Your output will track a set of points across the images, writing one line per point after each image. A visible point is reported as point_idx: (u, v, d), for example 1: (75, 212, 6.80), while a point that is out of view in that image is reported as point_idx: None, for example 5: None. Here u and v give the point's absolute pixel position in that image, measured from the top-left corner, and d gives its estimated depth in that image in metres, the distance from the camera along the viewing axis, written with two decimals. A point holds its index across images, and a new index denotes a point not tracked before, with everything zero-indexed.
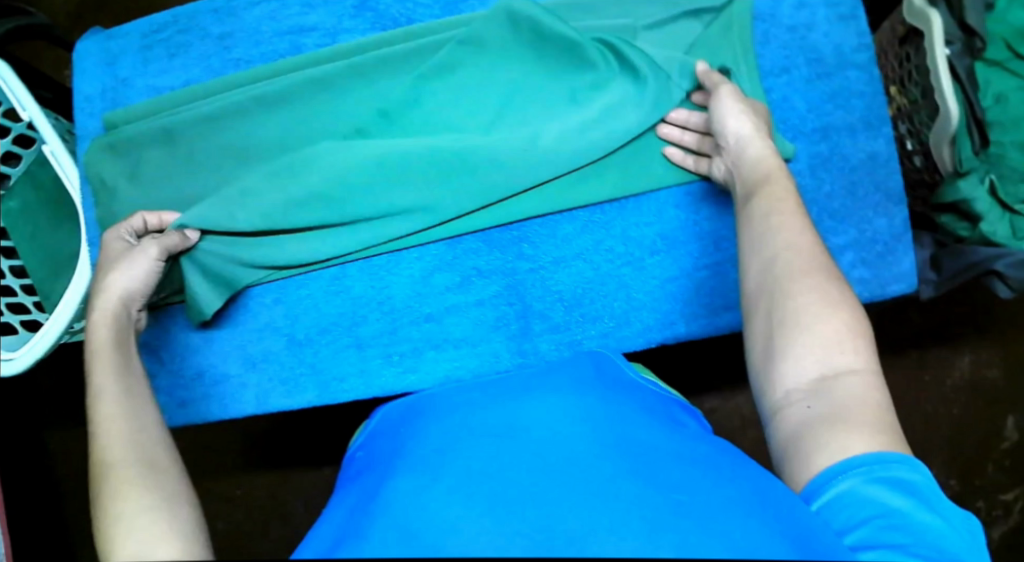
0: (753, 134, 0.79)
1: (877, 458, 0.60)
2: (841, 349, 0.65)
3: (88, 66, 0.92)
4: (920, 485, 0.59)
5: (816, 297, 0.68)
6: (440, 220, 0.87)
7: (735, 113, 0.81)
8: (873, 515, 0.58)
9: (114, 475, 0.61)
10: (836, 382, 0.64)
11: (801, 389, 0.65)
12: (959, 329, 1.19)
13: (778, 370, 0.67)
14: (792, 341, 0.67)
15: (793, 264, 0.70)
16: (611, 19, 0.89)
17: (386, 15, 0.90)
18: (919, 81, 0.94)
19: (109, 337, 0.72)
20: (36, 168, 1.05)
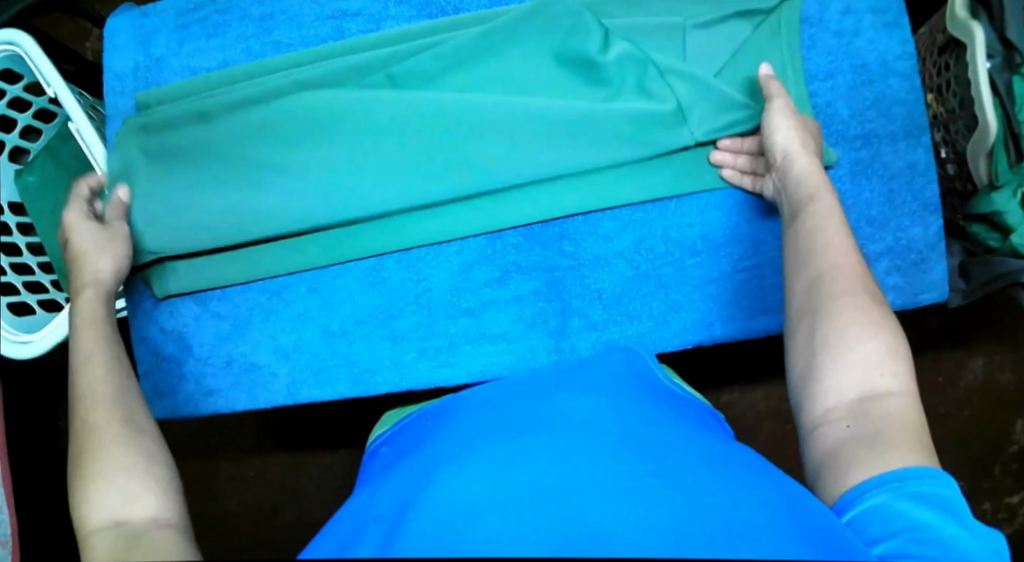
0: (803, 153, 0.78)
1: (909, 473, 0.60)
2: (887, 371, 0.65)
3: (123, 44, 0.91)
4: (950, 500, 0.59)
5: (869, 313, 0.67)
6: (480, 211, 0.86)
7: (787, 130, 0.79)
8: (902, 528, 0.57)
9: (97, 430, 0.66)
10: (876, 402, 0.64)
11: (839, 412, 0.65)
12: (977, 332, 1.19)
13: (819, 388, 0.66)
14: (834, 360, 0.66)
15: (844, 278, 0.70)
16: (660, 17, 0.87)
17: (433, 3, 0.88)
18: (958, 92, 0.94)
19: (99, 311, 0.76)
20: (58, 143, 1.01)
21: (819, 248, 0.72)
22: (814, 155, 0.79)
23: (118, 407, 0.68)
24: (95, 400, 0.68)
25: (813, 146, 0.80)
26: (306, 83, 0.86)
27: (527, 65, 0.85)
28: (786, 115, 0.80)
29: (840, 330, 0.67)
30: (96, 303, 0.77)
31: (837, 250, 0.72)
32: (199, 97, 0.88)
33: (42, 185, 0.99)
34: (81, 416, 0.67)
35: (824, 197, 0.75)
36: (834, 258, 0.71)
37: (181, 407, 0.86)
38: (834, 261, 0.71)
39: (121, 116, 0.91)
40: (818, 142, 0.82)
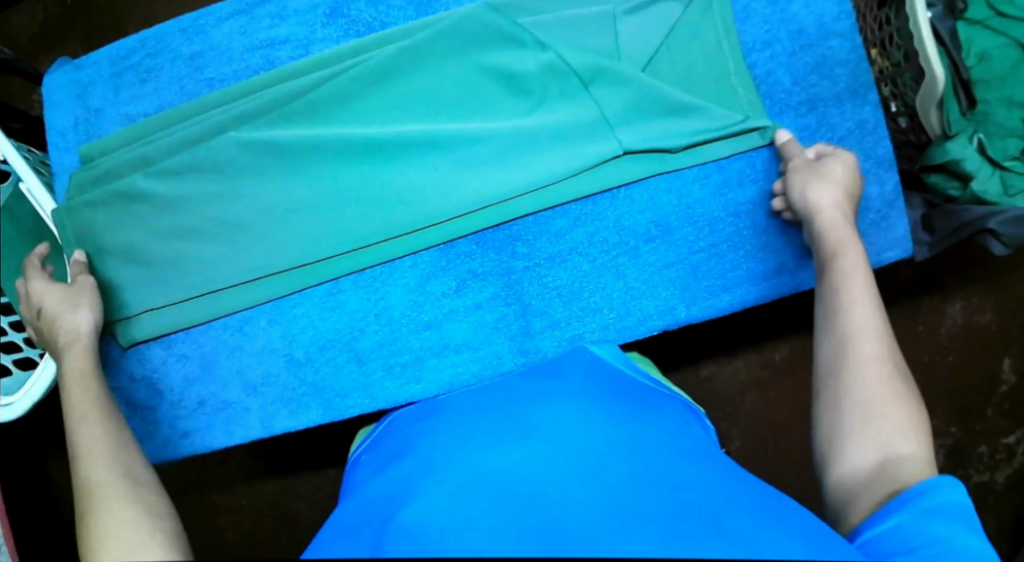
0: (839, 208, 0.79)
1: (927, 491, 0.60)
2: (905, 439, 0.64)
3: (59, 99, 0.91)
4: (967, 514, 0.59)
5: (900, 378, 0.68)
6: (433, 223, 0.85)
7: (827, 174, 0.80)
8: (921, 546, 0.57)
9: (101, 486, 0.66)
10: (898, 466, 0.63)
11: (861, 466, 0.64)
12: (952, 277, 1.18)
13: (841, 450, 0.66)
14: (861, 428, 0.66)
15: (877, 339, 0.70)
16: (589, 8, 0.86)
17: (358, 21, 0.87)
18: (901, 44, 0.93)
19: (86, 366, 0.78)
20: (13, 202, 1.04)
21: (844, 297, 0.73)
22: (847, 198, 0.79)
23: (116, 461, 0.69)
24: (94, 458, 0.69)
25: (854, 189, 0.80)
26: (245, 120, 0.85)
27: (461, 74, 0.85)
28: (827, 161, 0.81)
29: (874, 395, 0.67)
30: (84, 357, 0.79)
31: (862, 300, 0.72)
32: (141, 143, 0.87)
33: (5, 245, 1.02)
34: (84, 475, 0.68)
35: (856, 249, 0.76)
36: (864, 317, 0.71)
37: (159, 454, 0.86)
38: (856, 312, 0.71)
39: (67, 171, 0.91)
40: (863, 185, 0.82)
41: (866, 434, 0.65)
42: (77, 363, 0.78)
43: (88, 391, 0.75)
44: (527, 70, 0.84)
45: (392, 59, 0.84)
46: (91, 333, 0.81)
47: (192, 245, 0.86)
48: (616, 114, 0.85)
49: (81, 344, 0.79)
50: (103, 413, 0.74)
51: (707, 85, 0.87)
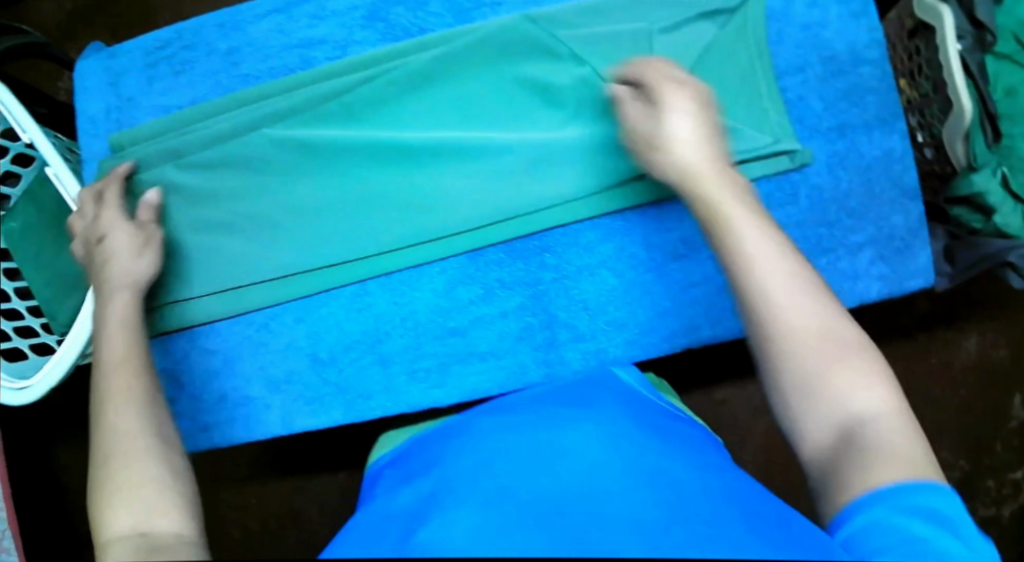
0: (705, 156, 0.73)
1: (906, 485, 0.56)
2: (869, 386, 0.60)
3: (92, 86, 0.91)
4: (947, 510, 0.55)
5: (830, 324, 0.63)
6: (462, 230, 0.85)
7: (673, 130, 0.74)
8: (897, 544, 0.53)
9: (124, 434, 0.67)
10: (860, 428, 0.59)
11: (823, 442, 0.60)
12: (968, 311, 1.18)
13: (800, 410, 0.61)
14: (810, 407, 0.61)
15: (779, 272, 0.65)
16: (626, 24, 0.86)
17: (396, 25, 0.87)
18: (930, 75, 0.94)
19: (128, 317, 0.76)
20: (37, 187, 1.05)
21: (743, 276, 0.66)
22: (704, 140, 0.74)
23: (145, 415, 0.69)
24: (119, 405, 0.69)
25: (709, 126, 0.75)
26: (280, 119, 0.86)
27: (497, 83, 0.85)
28: (664, 114, 0.76)
29: (816, 364, 0.61)
30: (126, 309, 0.77)
31: (755, 252, 0.66)
32: (174, 135, 0.88)
33: (26, 228, 1.04)
34: (108, 418, 0.68)
35: (741, 202, 0.70)
36: (768, 258, 0.65)
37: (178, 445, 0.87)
38: (774, 271, 0.65)
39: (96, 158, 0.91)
40: (712, 108, 0.77)
41: (825, 401, 0.60)
42: (120, 313, 0.77)
43: (122, 339, 0.75)
44: (562, 82, 0.84)
45: (430, 64, 0.85)
46: (139, 282, 0.80)
47: (224, 239, 0.86)
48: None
49: (128, 291, 0.78)
50: (136, 358, 0.73)
51: (740, 106, 0.87)
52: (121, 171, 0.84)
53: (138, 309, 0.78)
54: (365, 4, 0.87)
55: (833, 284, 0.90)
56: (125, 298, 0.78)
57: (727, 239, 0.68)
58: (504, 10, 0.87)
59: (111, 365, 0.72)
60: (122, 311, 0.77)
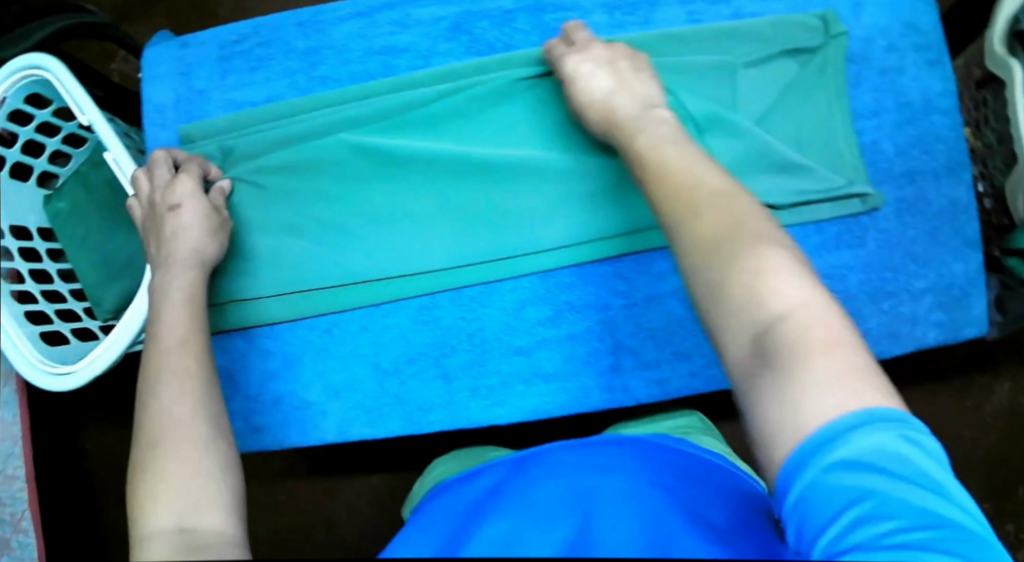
0: (621, 98, 0.73)
1: (832, 436, 0.50)
2: (772, 287, 0.55)
3: (162, 74, 0.90)
4: (896, 456, 0.51)
5: (735, 224, 0.58)
6: (534, 250, 0.85)
7: (590, 90, 0.75)
8: (846, 506, 0.50)
9: (180, 424, 0.60)
10: (773, 332, 0.53)
11: (745, 355, 0.54)
12: (1002, 356, 1.20)
13: (727, 319, 0.56)
14: (724, 315, 0.56)
15: (696, 194, 0.61)
16: (709, 55, 0.87)
17: (481, 39, 0.87)
18: (996, 127, 0.95)
19: (193, 293, 0.72)
20: (89, 169, 1.04)
21: (669, 197, 0.62)
22: (619, 86, 0.74)
23: (198, 402, 0.63)
24: (178, 391, 0.63)
25: (629, 74, 0.74)
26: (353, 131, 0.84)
27: None
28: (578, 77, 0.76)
29: (716, 272, 0.56)
30: (191, 285, 0.73)
31: (699, 177, 0.62)
32: (247, 133, 0.87)
33: (72, 210, 1.04)
34: (162, 404, 0.62)
35: (674, 141, 0.67)
36: (700, 178, 0.62)
37: None
38: (682, 184, 0.62)
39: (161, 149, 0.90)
40: (636, 52, 0.78)
41: (741, 301, 0.55)
42: (187, 288, 0.73)
43: (183, 320, 0.69)
44: None
45: (511, 81, 0.84)
46: (199, 263, 0.76)
47: (296, 242, 0.86)
48: (730, 164, 0.85)
49: (190, 271, 0.75)
50: (195, 342, 0.68)
51: (815, 147, 0.88)
52: (215, 171, 0.84)
53: (201, 286, 0.74)
54: (450, 16, 0.87)
55: (892, 329, 0.90)
56: (192, 272, 0.74)
57: (643, 168, 0.66)
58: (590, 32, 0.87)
59: (173, 346, 0.66)
60: (185, 284, 0.73)
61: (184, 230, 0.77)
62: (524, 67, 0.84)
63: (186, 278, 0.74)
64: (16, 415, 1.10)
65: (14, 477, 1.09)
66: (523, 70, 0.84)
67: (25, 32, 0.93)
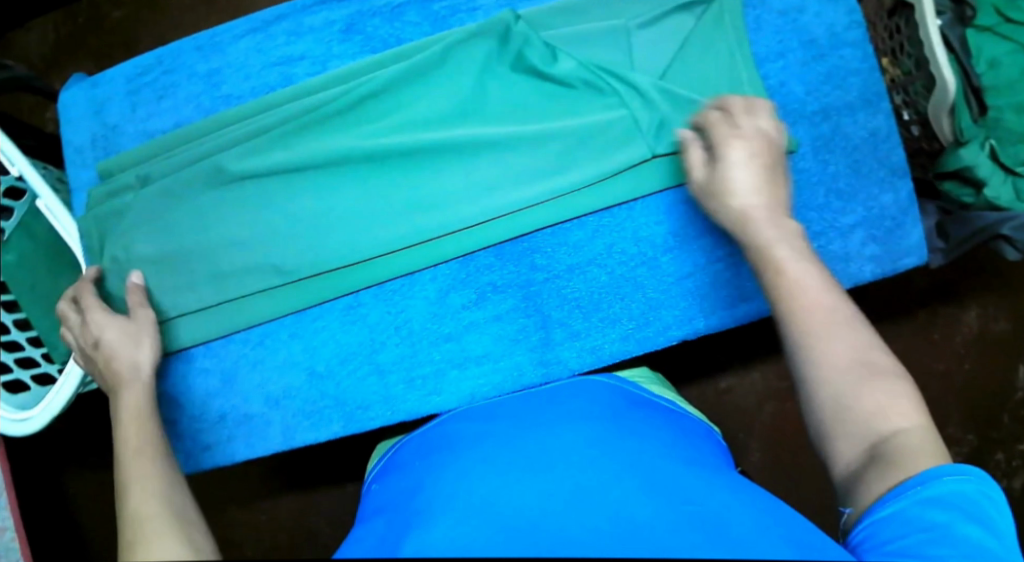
0: (763, 203, 0.75)
1: (929, 476, 0.58)
2: (898, 409, 0.62)
3: (77, 116, 0.92)
4: (973, 499, 0.58)
5: (864, 354, 0.65)
6: (448, 232, 0.85)
7: (734, 181, 0.75)
8: (918, 529, 0.56)
9: (149, 521, 0.62)
10: (888, 442, 0.61)
11: (853, 460, 0.63)
12: (966, 283, 1.18)
13: (838, 434, 0.64)
14: (838, 429, 0.64)
15: (827, 319, 0.67)
16: (601, 21, 0.87)
17: (375, 37, 0.87)
18: (912, 52, 0.94)
19: (142, 404, 0.75)
20: (30, 219, 1.07)
21: (797, 319, 0.68)
22: (771, 193, 0.75)
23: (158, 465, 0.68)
24: (155, 510, 0.63)
25: (775, 172, 0.77)
26: (254, 147, 0.85)
27: (479, 87, 0.85)
28: (722, 168, 0.76)
29: (848, 387, 0.63)
30: (140, 396, 0.76)
31: (817, 299, 0.68)
32: (164, 157, 0.88)
33: (22, 261, 1.04)
34: (133, 510, 0.64)
35: (791, 244, 0.72)
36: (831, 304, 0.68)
37: (181, 465, 0.88)
38: (813, 309, 0.68)
39: (86, 187, 0.92)
40: (782, 151, 0.78)
41: (860, 418, 0.63)
42: (135, 400, 0.76)
43: (144, 430, 0.72)
44: (559, 74, 0.84)
45: (405, 73, 0.85)
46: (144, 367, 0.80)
47: (217, 259, 0.86)
48: (651, 127, 0.84)
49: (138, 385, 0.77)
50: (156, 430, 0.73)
51: (721, 90, 0.87)
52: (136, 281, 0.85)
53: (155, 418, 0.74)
54: (341, 18, 0.88)
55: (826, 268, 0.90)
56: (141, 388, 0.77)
57: (778, 295, 0.70)
58: (480, 15, 0.87)
59: (130, 456, 0.69)
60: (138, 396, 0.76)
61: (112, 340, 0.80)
62: (418, 57, 0.85)
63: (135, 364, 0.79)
64: None
65: (5, 528, 1.12)
66: (418, 61, 0.85)
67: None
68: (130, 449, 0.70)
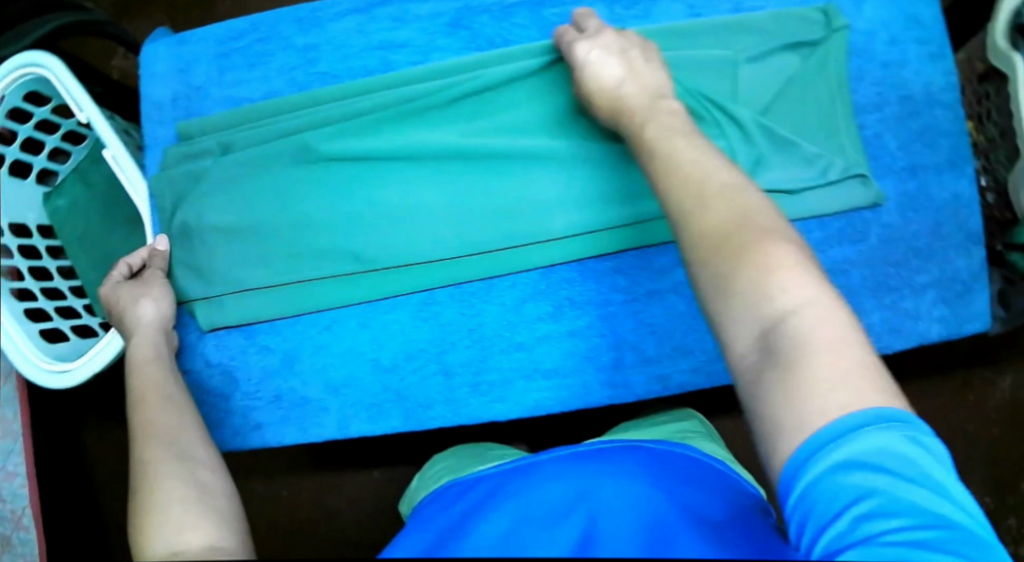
0: (635, 92, 0.73)
1: (844, 428, 0.51)
2: (782, 283, 0.55)
3: (160, 71, 0.89)
4: (896, 447, 0.51)
5: (744, 223, 0.59)
6: (533, 242, 0.84)
7: (602, 76, 0.74)
8: (850, 502, 0.50)
9: (153, 462, 0.62)
10: (778, 326, 0.54)
11: (746, 351, 0.56)
12: (1006, 350, 1.20)
13: (726, 318, 0.57)
14: (728, 309, 0.57)
15: (711, 192, 0.61)
16: (712, 49, 0.86)
17: (481, 35, 0.86)
18: (999, 121, 0.94)
19: (152, 354, 0.76)
20: (88, 166, 1.05)
21: (677, 201, 0.62)
22: (631, 77, 0.73)
23: (173, 440, 0.65)
24: (172, 485, 0.60)
25: (640, 64, 0.74)
26: (346, 129, 0.84)
27: None
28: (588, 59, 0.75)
29: (722, 264, 0.57)
30: (151, 345, 0.77)
31: (705, 177, 0.63)
32: (250, 127, 0.87)
33: (71, 209, 1.04)
34: (137, 453, 0.64)
35: (683, 134, 0.68)
36: (710, 177, 0.63)
37: (229, 441, 0.86)
38: (689, 184, 0.62)
39: (160, 145, 0.90)
40: (637, 38, 0.77)
41: (744, 294, 0.56)
42: (144, 351, 0.76)
43: (155, 378, 0.73)
44: None
45: (506, 75, 0.84)
46: (156, 321, 0.80)
47: (299, 238, 0.85)
48: (749, 161, 0.85)
49: (146, 332, 0.78)
50: (175, 401, 0.70)
51: (816, 139, 0.87)
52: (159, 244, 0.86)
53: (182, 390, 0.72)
54: (450, 11, 0.87)
55: (895, 323, 0.90)
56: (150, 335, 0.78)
57: (663, 170, 0.65)
58: None
59: (137, 405, 0.69)
60: (145, 345, 0.77)
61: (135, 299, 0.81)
62: (528, 58, 0.84)
63: (149, 329, 0.79)
64: (17, 413, 1.09)
65: (14, 473, 1.08)
66: (526, 61, 0.83)
67: (17, 32, 0.91)
68: (138, 396, 0.70)
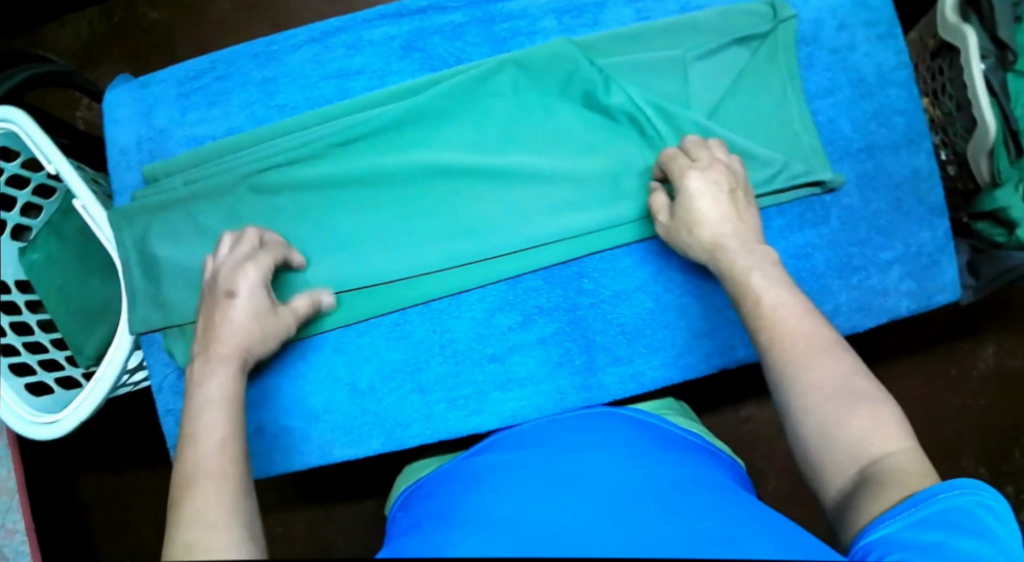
0: (730, 231, 0.78)
1: (920, 498, 0.60)
2: (885, 432, 0.64)
3: (122, 117, 0.90)
4: (964, 510, 0.59)
5: (848, 380, 0.67)
6: (497, 253, 0.86)
7: (702, 211, 0.79)
8: (912, 543, 0.58)
9: (199, 493, 0.62)
10: (875, 469, 0.63)
11: (841, 487, 0.64)
12: (983, 320, 1.21)
13: (824, 464, 0.65)
14: (825, 453, 0.65)
15: (807, 347, 0.69)
16: (657, 52, 0.89)
17: (434, 55, 0.89)
18: (953, 94, 0.96)
19: (230, 392, 0.71)
20: (59, 219, 1.04)
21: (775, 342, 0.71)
22: (735, 221, 0.79)
23: (228, 468, 0.65)
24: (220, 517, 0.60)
25: (740, 206, 0.80)
26: (305, 157, 0.86)
27: (537, 110, 0.87)
28: (689, 193, 0.80)
29: (828, 413, 0.65)
30: (229, 383, 0.72)
31: (800, 325, 0.71)
32: (214, 163, 0.88)
33: (47, 261, 1.03)
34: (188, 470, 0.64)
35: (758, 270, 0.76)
36: (808, 330, 0.71)
37: None
38: (793, 332, 0.70)
39: (127, 190, 0.90)
40: (746, 182, 0.82)
41: (849, 441, 0.64)
42: (225, 386, 0.71)
43: (221, 398, 0.70)
44: (615, 102, 0.86)
45: (468, 92, 0.86)
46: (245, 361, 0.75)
47: None
48: None
49: (230, 368, 0.73)
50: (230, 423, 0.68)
51: (773, 127, 0.89)
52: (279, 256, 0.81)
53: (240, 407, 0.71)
54: (402, 35, 0.89)
55: (865, 301, 0.90)
56: (228, 372, 0.72)
57: (760, 312, 0.73)
58: (541, 38, 0.89)
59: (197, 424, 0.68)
60: (223, 382, 0.72)
61: (234, 321, 0.75)
62: (495, 71, 0.87)
63: (229, 347, 0.74)
64: (10, 470, 1.08)
65: (14, 530, 1.07)
66: (491, 75, 0.87)
67: None
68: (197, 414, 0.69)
